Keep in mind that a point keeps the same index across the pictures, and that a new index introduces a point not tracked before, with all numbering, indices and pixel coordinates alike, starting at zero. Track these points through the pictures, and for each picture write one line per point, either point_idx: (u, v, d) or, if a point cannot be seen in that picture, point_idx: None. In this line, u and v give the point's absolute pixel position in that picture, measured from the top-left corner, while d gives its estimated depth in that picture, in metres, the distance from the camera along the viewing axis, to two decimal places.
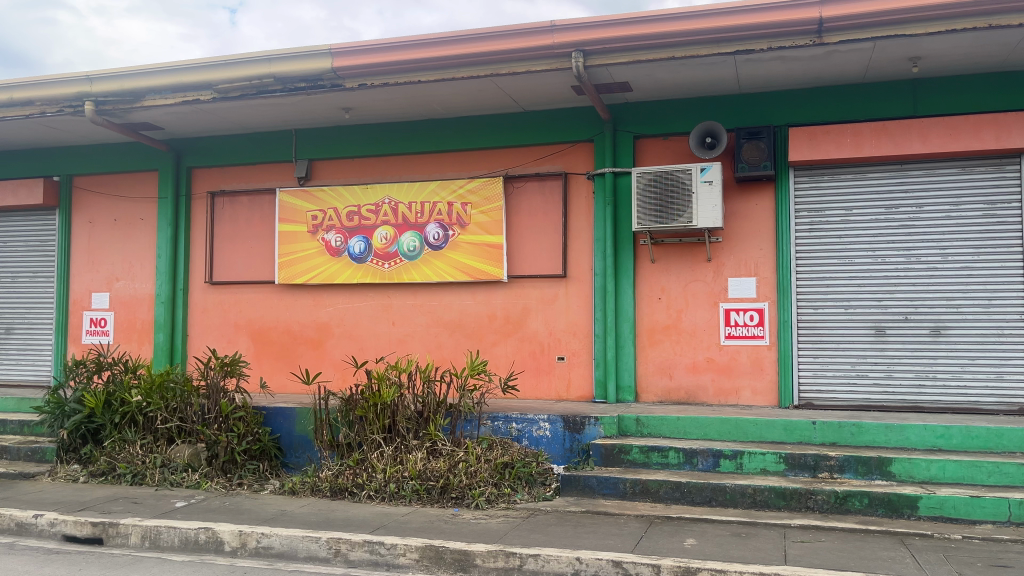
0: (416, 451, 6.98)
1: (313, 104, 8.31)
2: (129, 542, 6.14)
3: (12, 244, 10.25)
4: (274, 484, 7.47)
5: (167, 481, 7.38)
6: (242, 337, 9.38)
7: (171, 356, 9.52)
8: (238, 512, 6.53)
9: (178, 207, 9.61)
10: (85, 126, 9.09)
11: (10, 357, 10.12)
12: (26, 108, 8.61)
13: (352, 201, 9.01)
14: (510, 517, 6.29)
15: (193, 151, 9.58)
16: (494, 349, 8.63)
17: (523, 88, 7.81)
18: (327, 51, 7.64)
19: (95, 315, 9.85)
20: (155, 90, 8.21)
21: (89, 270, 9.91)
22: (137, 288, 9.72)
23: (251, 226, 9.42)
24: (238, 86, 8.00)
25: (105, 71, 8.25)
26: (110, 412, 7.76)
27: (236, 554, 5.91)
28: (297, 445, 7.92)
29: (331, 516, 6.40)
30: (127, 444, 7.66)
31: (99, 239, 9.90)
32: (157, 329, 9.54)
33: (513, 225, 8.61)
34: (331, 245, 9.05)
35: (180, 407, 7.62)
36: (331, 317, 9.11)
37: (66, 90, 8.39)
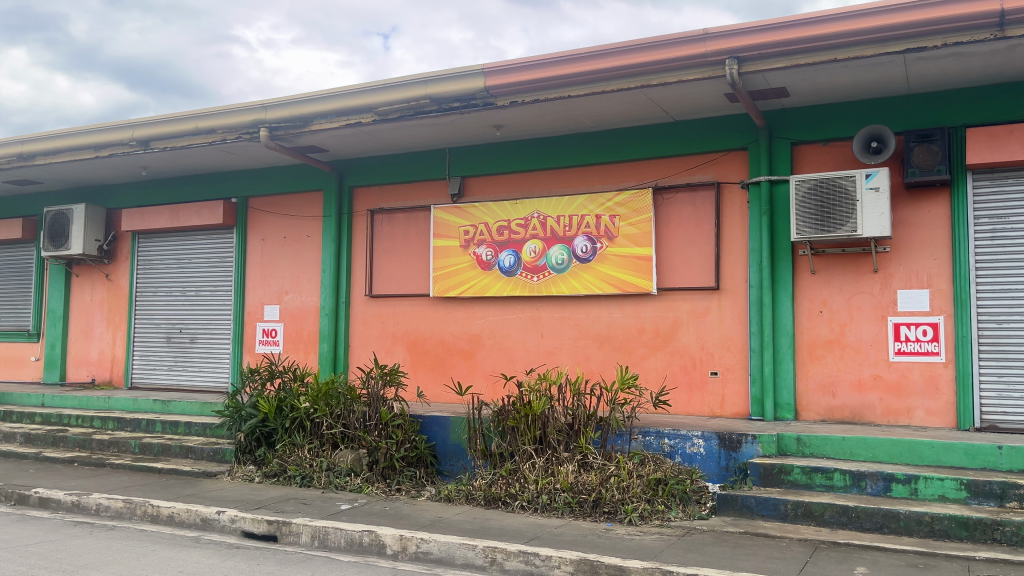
0: (567, 464, 7.00)
1: (466, 122, 8.56)
2: (300, 540, 6.52)
3: (196, 260, 11.19)
4: (431, 491, 7.70)
5: (332, 484, 7.77)
6: (399, 348, 9.77)
7: (333, 365, 10.05)
8: (398, 516, 6.79)
9: (341, 225, 10.15)
10: (259, 151, 9.80)
11: (194, 364, 11.03)
12: (210, 136, 9.40)
13: (502, 215, 9.19)
14: (665, 535, 6.17)
15: (353, 171, 10.10)
16: (644, 363, 8.52)
17: (674, 98, 7.71)
18: (480, 70, 7.86)
19: (267, 326, 10.57)
20: (321, 115, 8.74)
21: (261, 284, 10.66)
22: (303, 300, 10.36)
23: (407, 241, 9.81)
24: (397, 108, 8.37)
25: (278, 99, 8.87)
26: (281, 417, 8.30)
27: (397, 558, 6.13)
28: (451, 453, 8.11)
29: (486, 524, 6.53)
30: (296, 447, 8.16)
31: (271, 255, 10.63)
32: (322, 340, 10.12)
33: (663, 237, 8.48)
34: (482, 259, 9.27)
35: (344, 414, 8.04)
36: (482, 329, 9.31)
37: (244, 118, 9.09)
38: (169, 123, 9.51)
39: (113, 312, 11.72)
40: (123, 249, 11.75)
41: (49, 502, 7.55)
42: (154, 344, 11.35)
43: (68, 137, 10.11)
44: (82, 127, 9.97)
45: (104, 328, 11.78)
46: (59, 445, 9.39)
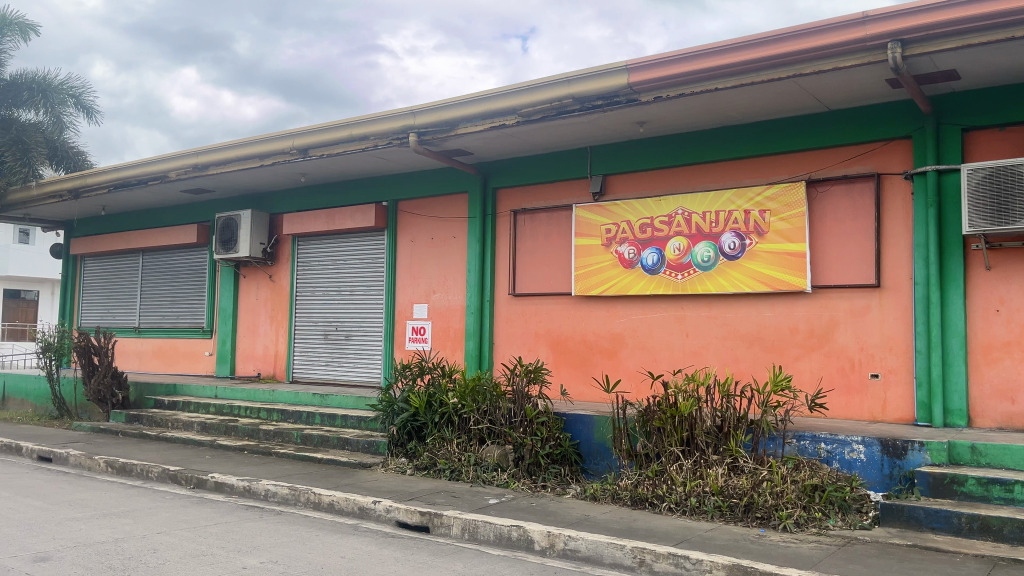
0: (716, 467, 6.82)
1: (609, 120, 8.53)
2: (451, 532, 6.71)
3: (349, 261, 11.76)
4: (576, 489, 7.72)
5: (480, 479, 7.96)
6: (542, 346, 9.86)
7: (479, 362, 10.28)
8: (545, 513, 6.85)
9: (485, 225, 10.36)
10: (408, 156, 10.17)
11: (349, 360, 11.61)
12: (363, 142, 9.85)
13: (645, 213, 9.09)
14: (823, 544, 5.90)
15: (496, 172, 10.28)
16: (797, 364, 8.18)
17: (828, 86, 7.35)
18: (623, 67, 7.80)
19: (416, 324, 10.95)
20: (466, 118, 8.95)
21: (410, 283, 11.06)
22: (450, 299, 10.66)
23: (549, 240, 9.89)
24: (540, 109, 8.45)
25: (425, 105, 9.17)
26: (431, 412, 8.59)
27: (545, 554, 6.19)
28: (596, 452, 8.08)
29: (633, 525, 6.49)
30: (445, 441, 8.41)
31: (419, 256, 11.01)
32: (468, 337, 10.38)
33: (818, 232, 8.10)
34: (625, 257, 9.20)
35: (490, 410, 8.21)
36: (625, 328, 9.24)
37: (394, 125, 9.46)
38: (325, 131, 10.04)
39: (275, 311, 12.52)
40: (284, 252, 12.52)
41: (224, 487, 8.16)
42: (313, 341, 12.02)
43: (236, 148, 10.88)
44: (248, 139, 10.70)
45: (268, 325, 12.60)
46: (231, 434, 10.14)
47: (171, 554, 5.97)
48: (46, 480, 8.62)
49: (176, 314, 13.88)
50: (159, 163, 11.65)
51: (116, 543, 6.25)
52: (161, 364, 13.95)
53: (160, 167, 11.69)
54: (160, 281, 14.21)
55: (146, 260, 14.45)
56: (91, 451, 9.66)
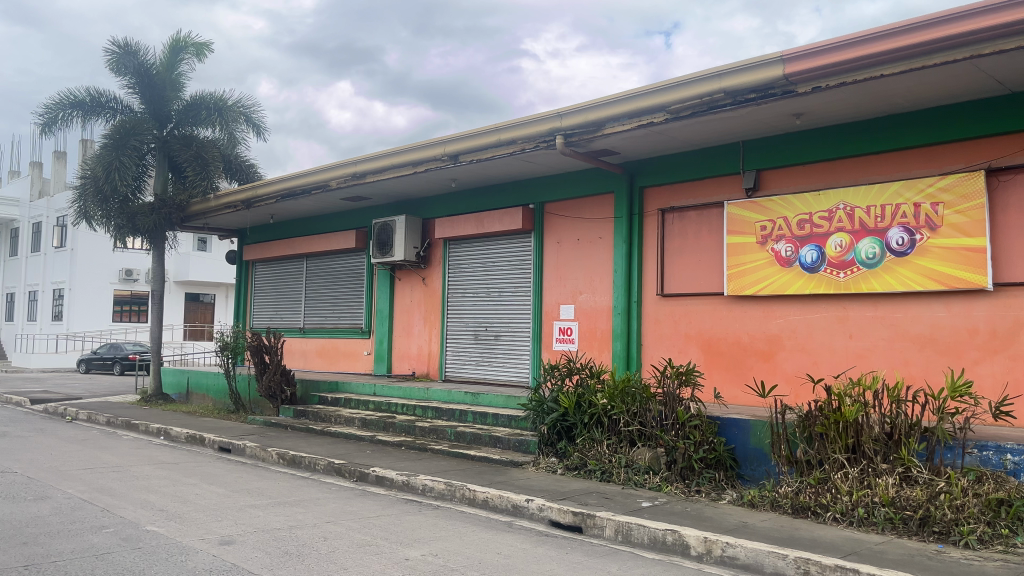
0: (886, 476, 6.43)
1: (763, 113, 8.22)
2: (604, 533, 6.70)
3: (498, 263, 12.00)
4: (732, 495, 7.49)
5: (632, 481, 7.90)
6: (693, 347, 9.65)
7: (627, 363, 10.19)
8: (701, 518, 6.70)
9: (632, 225, 10.27)
10: (555, 158, 10.25)
11: (498, 360, 11.84)
12: (511, 146, 10.00)
13: (803, 208, 8.71)
14: (1011, 564, 5.43)
15: (644, 171, 10.17)
16: (977, 368, 7.58)
17: (1011, 66, 6.75)
18: (778, 58, 7.49)
19: (563, 324, 11.00)
20: (614, 118, 8.91)
21: (557, 285, 11.13)
22: (597, 300, 10.64)
23: (699, 239, 9.67)
24: (689, 105, 8.27)
25: (572, 106, 9.20)
26: (580, 412, 8.60)
27: (702, 560, 6.05)
28: (752, 457, 7.82)
29: (796, 534, 6.23)
30: (595, 442, 8.40)
31: (566, 257, 11.06)
32: (616, 338, 10.32)
33: (1000, 225, 7.47)
34: (781, 255, 8.85)
35: (640, 412, 8.12)
36: (782, 329, 8.89)
37: (542, 127, 9.55)
38: (474, 137, 10.28)
39: (428, 312, 12.96)
40: (436, 255, 12.94)
41: (384, 480, 8.54)
42: (464, 341, 12.35)
43: (391, 157, 11.36)
44: (403, 147, 11.13)
45: (421, 326, 13.06)
46: (389, 430, 10.61)
47: (339, 543, 6.31)
48: (227, 469, 9.36)
49: (337, 315, 14.67)
50: (321, 174, 12.35)
51: (290, 530, 6.68)
52: (323, 362, 14.78)
53: (322, 177, 12.38)
54: (322, 284, 15.07)
55: (310, 264, 15.35)
56: (265, 443, 10.40)
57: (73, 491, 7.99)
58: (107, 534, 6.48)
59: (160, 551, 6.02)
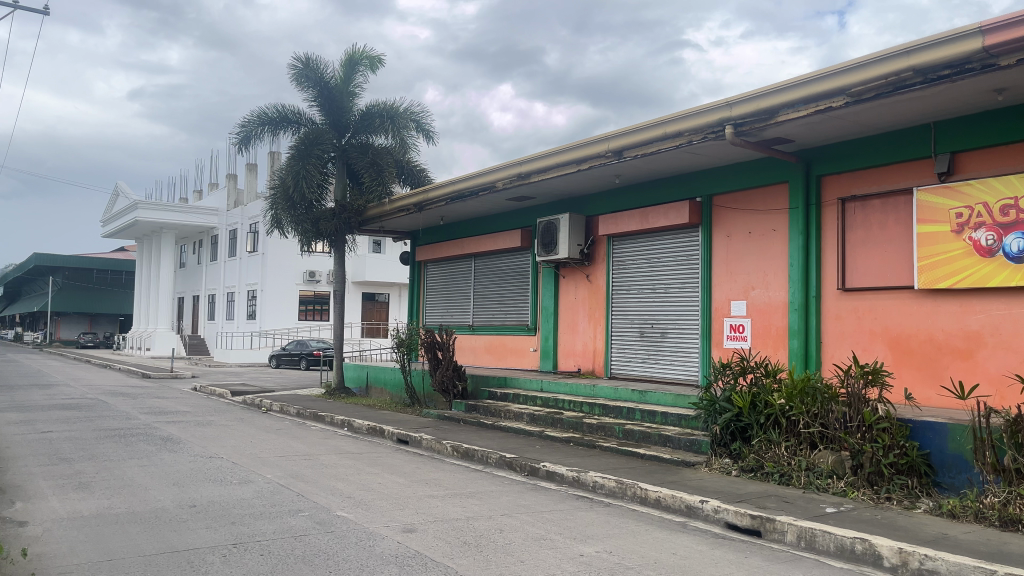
0: None
1: (958, 90, 7.55)
2: (785, 539, 6.42)
3: (664, 259, 11.80)
4: (929, 503, 6.93)
5: (814, 485, 7.52)
6: (880, 345, 9.05)
7: (806, 362, 9.71)
8: (893, 527, 6.27)
9: (809, 216, 9.77)
10: (724, 149, 9.94)
11: (666, 358, 11.65)
12: (677, 139, 9.80)
13: (1006, 193, 7.91)
14: None
15: (821, 159, 9.65)
16: None
17: None
18: (977, 30, 6.86)
19: (734, 321, 10.65)
20: (788, 105, 8.51)
21: (728, 280, 10.80)
22: (771, 295, 10.22)
23: (884, 229, 9.04)
24: (873, 86, 7.74)
25: (743, 95, 8.89)
26: (756, 412, 8.29)
27: (897, 572, 5.66)
28: (950, 464, 7.21)
29: (1005, 549, 5.68)
30: (772, 444, 8.07)
31: (736, 251, 10.70)
32: (792, 336, 9.86)
33: None
34: (980, 245, 8.08)
35: (822, 413, 7.71)
36: (983, 325, 8.14)
37: (710, 118, 9.29)
38: (640, 131, 10.15)
39: (593, 309, 12.98)
40: (601, 252, 12.91)
41: (555, 475, 8.63)
42: (630, 338, 12.25)
43: (556, 155, 11.45)
44: (568, 145, 11.18)
45: (587, 323, 13.09)
46: (557, 425, 10.72)
47: (515, 536, 6.44)
48: (406, 460, 9.81)
49: (504, 313, 15.00)
50: (487, 175, 12.66)
51: (468, 522, 6.89)
52: (492, 358, 15.16)
53: (489, 178, 12.69)
54: (490, 282, 15.45)
55: (477, 263, 15.79)
56: (440, 436, 10.81)
57: (272, 476, 8.67)
58: (302, 518, 6.97)
59: (350, 536, 6.39)
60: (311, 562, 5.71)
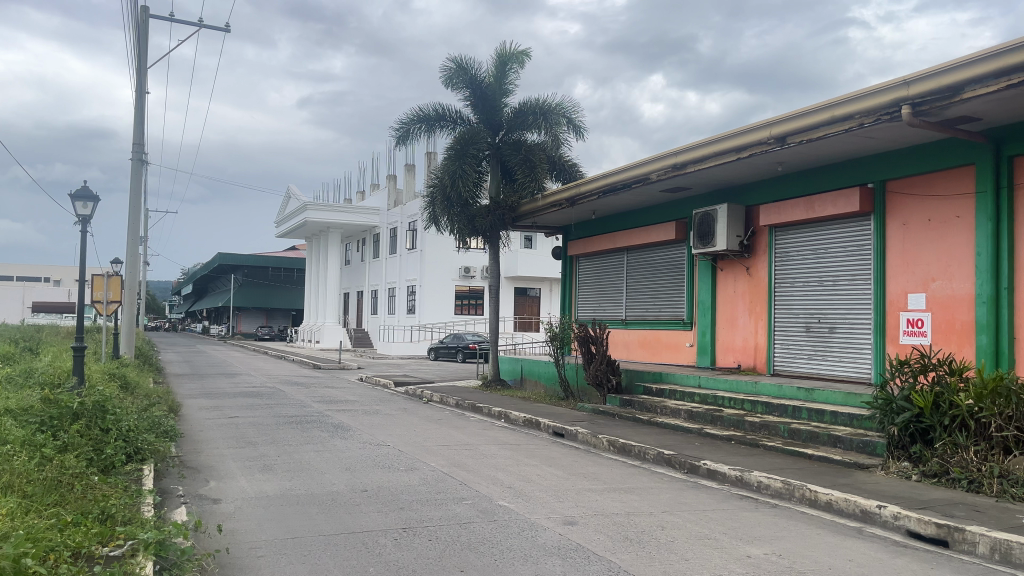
0: None
1: None
2: (976, 551, 5.91)
3: (832, 250, 11.20)
4: None
5: (1008, 494, 6.87)
6: None
7: (996, 360, 8.89)
8: None
9: (999, 200, 8.94)
10: (899, 131, 9.28)
11: (835, 354, 11.06)
12: (846, 122, 9.26)
13: None
14: None
15: (1014, 138, 8.79)
16: None
17: None
18: None
19: (912, 316, 9.95)
20: (974, 80, 7.81)
21: (904, 271, 10.09)
22: (954, 288, 9.46)
23: None
24: None
25: (922, 73, 8.27)
26: (939, 413, 7.70)
27: None
28: None
29: None
30: (959, 448, 7.44)
31: (914, 240, 9.98)
32: (980, 331, 9.07)
33: None
34: None
35: (1017, 415, 7.11)
36: None
37: (884, 99, 8.70)
38: (805, 115, 9.68)
39: (754, 303, 12.53)
40: (762, 243, 12.44)
41: (716, 474, 8.41)
42: (794, 333, 11.73)
43: (713, 144, 11.12)
44: (726, 133, 10.84)
45: (747, 317, 12.67)
46: (716, 423, 10.44)
47: (678, 534, 6.32)
48: (564, 452, 9.88)
49: (659, 307, 14.77)
50: (641, 167, 12.50)
51: (629, 517, 6.84)
52: (647, 353, 14.97)
53: (643, 170, 12.51)
54: (643, 276, 15.26)
55: (630, 257, 15.63)
56: (596, 430, 10.81)
57: (436, 464, 8.99)
58: (466, 506, 7.18)
59: (513, 525, 6.51)
60: (477, 549, 5.86)
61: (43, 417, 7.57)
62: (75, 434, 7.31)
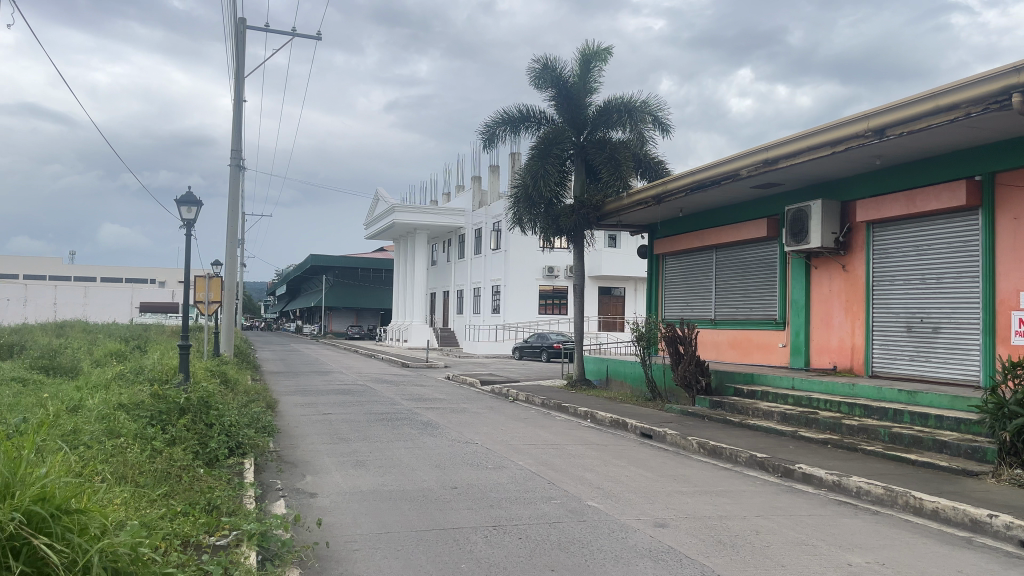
0: None
1: None
2: None
3: (935, 246, 10.68)
4: None
5: None
6: None
7: None
8: None
9: None
10: (1010, 119, 8.76)
11: (939, 355, 10.57)
12: (952, 112, 8.80)
13: None
14: None
15: None
16: None
17: None
18: None
19: None
20: None
21: (1016, 268, 9.52)
22: None
23: None
24: None
25: None
26: None
27: None
28: None
29: None
30: None
31: None
32: None
33: None
34: None
35: None
36: None
37: (992, 87, 8.21)
38: (906, 106, 9.25)
39: (851, 302, 12.11)
40: (859, 240, 12.00)
41: (812, 478, 8.16)
42: (895, 333, 11.26)
43: (807, 138, 10.77)
44: (821, 126, 10.48)
45: (843, 317, 12.25)
46: (811, 426, 10.14)
47: (774, 539, 6.17)
48: (652, 454, 9.77)
49: (749, 306, 14.46)
50: (731, 163, 12.23)
51: (721, 520, 6.71)
52: (736, 353, 14.67)
53: (733, 166, 12.24)
54: (733, 275, 14.95)
55: (719, 255, 15.33)
56: (685, 431, 10.65)
57: (524, 463, 9.04)
58: (555, 505, 7.18)
59: (602, 526, 6.48)
60: (567, 549, 5.86)
61: (153, 412, 7.99)
62: (181, 428, 7.68)
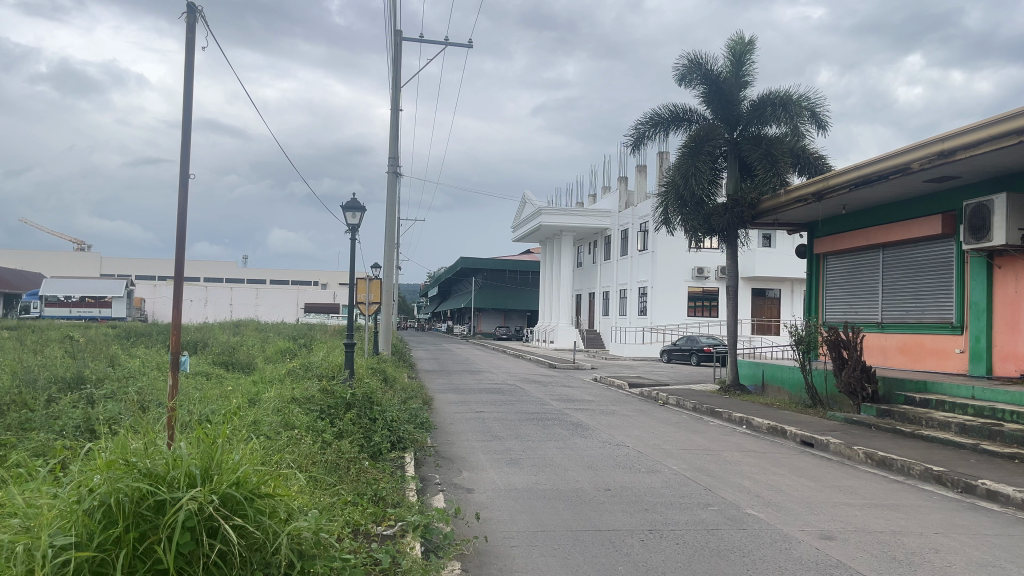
0: None
1: None
2: None
3: None
4: None
5: None
6: None
7: None
8: None
9: None
10: None
11: None
12: None
13: None
14: None
15: None
16: None
17: None
18: None
19: None
20: None
21: None
22: None
23: None
24: None
25: None
26: None
27: None
28: None
29: None
30: None
31: None
32: None
33: None
34: None
35: None
36: None
37: None
38: None
39: None
40: None
41: (998, 496, 7.49)
42: None
43: (986, 128, 9.91)
44: (1002, 115, 9.63)
45: None
46: (996, 439, 9.31)
47: (956, 559, 5.71)
48: (814, 464, 9.31)
49: (921, 309, 13.50)
50: (901, 156, 11.48)
51: (895, 536, 6.29)
52: (908, 360, 13.73)
53: (902, 160, 11.47)
54: (902, 275, 14.03)
55: (886, 255, 14.43)
56: (850, 441, 10.08)
57: (678, 468, 8.86)
58: (713, 512, 6.99)
59: (764, 536, 6.25)
60: (727, 557, 5.69)
61: (322, 406, 8.51)
62: (348, 422, 8.13)
